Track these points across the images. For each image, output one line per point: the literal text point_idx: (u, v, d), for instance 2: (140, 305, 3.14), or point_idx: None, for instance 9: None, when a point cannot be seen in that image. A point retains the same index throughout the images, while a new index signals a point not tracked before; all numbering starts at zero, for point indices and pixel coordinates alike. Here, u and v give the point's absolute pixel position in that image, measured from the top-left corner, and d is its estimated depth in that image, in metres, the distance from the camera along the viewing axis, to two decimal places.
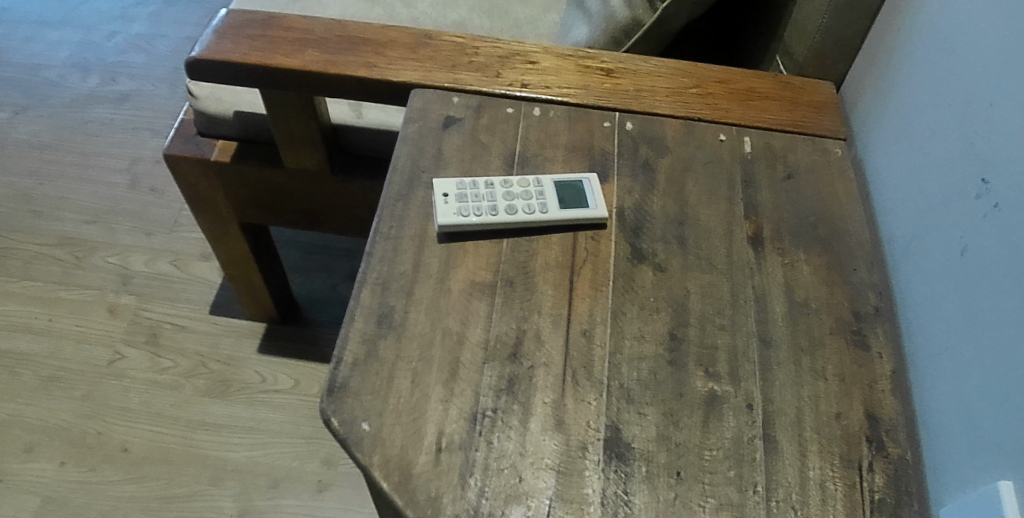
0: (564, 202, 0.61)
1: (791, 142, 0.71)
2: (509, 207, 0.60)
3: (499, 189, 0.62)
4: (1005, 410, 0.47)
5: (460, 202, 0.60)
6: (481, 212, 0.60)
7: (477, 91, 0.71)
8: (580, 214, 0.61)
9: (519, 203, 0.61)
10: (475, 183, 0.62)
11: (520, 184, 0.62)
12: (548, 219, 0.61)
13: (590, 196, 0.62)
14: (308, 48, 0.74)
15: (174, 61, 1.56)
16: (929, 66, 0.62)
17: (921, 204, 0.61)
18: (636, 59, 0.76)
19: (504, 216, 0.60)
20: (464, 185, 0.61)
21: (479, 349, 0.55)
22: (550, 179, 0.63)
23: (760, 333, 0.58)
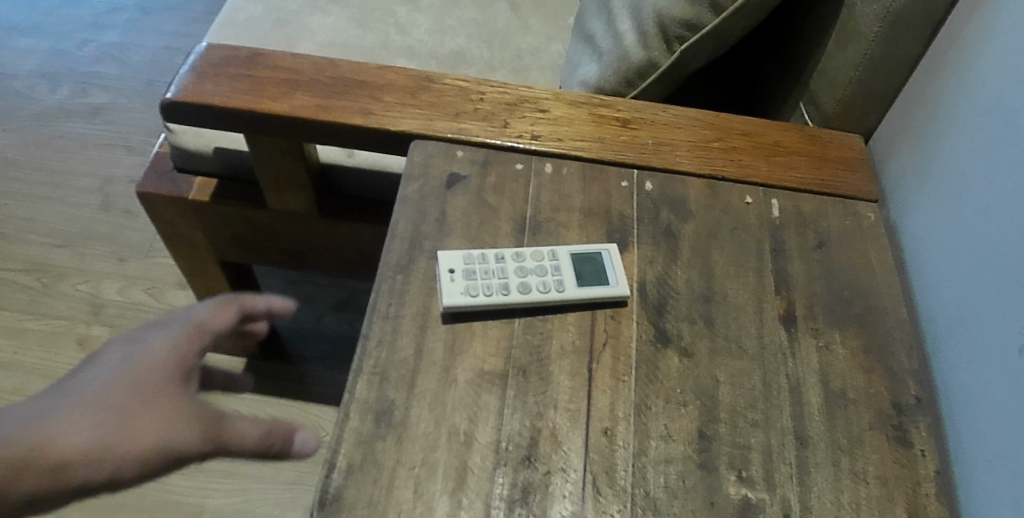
0: (581, 279, 0.56)
1: (822, 205, 0.65)
2: (522, 285, 0.55)
3: (511, 264, 0.56)
4: None
5: (468, 280, 0.54)
6: (492, 291, 0.54)
7: (483, 144, 0.65)
8: (600, 293, 0.56)
9: (533, 279, 0.55)
10: (484, 256, 0.57)
11: (534, 256, 0.57)
12: (564, 297, 0.55)
13: (610, 271, 0.57)
14: (297, 91, 0.68)
15: (150, 72, 1.48)
16: (980, 131, 0.56)
17: (969, 285, 0.56)
18: (654, 108, 0.70)
19: (518, 295, 0.55)
20: (472, 260, 0.56)
21: (489, 452, 0.49)
22: (566, 252, 0.57)
23: (796, 429, 0.53)
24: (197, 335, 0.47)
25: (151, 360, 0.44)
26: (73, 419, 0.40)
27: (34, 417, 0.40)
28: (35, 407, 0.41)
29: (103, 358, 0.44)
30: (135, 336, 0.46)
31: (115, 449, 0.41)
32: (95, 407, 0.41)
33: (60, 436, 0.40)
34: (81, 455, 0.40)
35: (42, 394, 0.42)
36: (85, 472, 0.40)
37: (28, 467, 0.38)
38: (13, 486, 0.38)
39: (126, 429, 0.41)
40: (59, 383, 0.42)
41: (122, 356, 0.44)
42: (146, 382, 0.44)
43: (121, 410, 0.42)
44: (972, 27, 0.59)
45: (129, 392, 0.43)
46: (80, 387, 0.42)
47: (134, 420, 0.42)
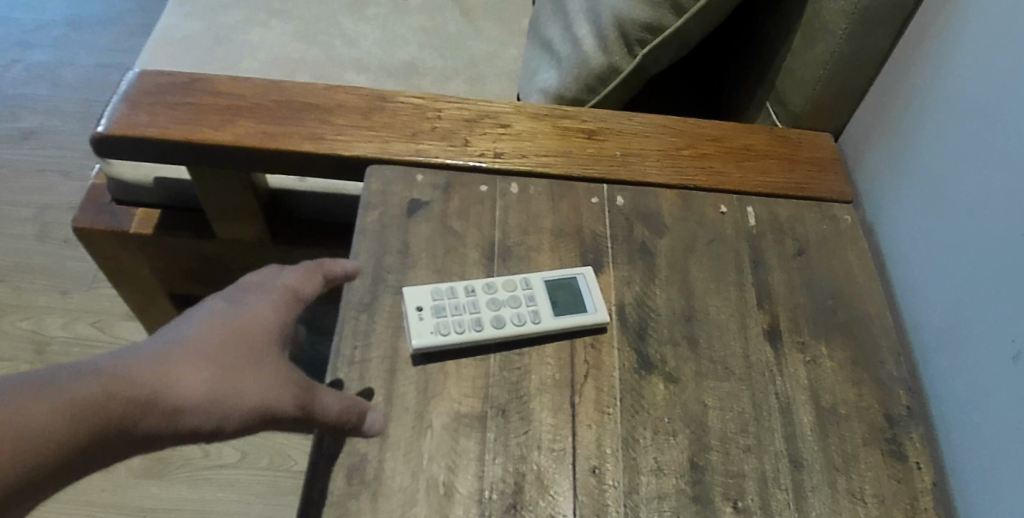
0: (557, 308, 0.53)
1: (798, 210, 0.63)
2: (495, 319, 0.52)
3: (482, 296, 0.53)
4: None
5: (438, 317, 0.51)
6: (464, 328, 0.51)
7: (444, 165, 0.61)
8: (578, 321, 0.53)
9: (507, 312, 0.52)
10: (453, 289, 0.53)
11: (506, 286, 0.54)
12: (540, 329, 0.52)
13: (587, 297, 0.54)
14: (240, 117, 0.63)
15: (83, 91, 1.40)
16: (961, 131, 0.55)
17: (957, 289, 0.54)
18: (619, 116, 0.67)
19: (491, 331, 0.51)
20: (440, 295, 0.52)
21: (472, 503, 0.46)
22: (540, 278, 0.54)
23: (789, 451, 0.51)
24: (294, 296, 0.49)
25: (255, 316, 0.46)
26: (188, 363, 0.41)
27: (153, 357, 0.41)
28: (150, 351, 0.41)
29: (209, 309, 0.46)
30: (238, 294, 0.48)
31: (224, 398, 0.41)
32: (208, 351, 0.42)
33: (176, 379, 0.40)
34: (195, 401, 0.40)
35: (159, 337, 0.43)
36: (195, 418, 0.40)
37: (150, 406, 0.39)
38: (136, 422, 0.38)
39: (233, 379, 0.42)
40: (171, 329, 0.44)
41: (227, 310, 0.46)
42: (251, 337, 0.45)
43: (231, 359, 0.43)
44: (944, 23, 0.57)
45: (236, 342, 0.44)
46: (193, 331, 0.43)
47: (240, 373, 0.43)
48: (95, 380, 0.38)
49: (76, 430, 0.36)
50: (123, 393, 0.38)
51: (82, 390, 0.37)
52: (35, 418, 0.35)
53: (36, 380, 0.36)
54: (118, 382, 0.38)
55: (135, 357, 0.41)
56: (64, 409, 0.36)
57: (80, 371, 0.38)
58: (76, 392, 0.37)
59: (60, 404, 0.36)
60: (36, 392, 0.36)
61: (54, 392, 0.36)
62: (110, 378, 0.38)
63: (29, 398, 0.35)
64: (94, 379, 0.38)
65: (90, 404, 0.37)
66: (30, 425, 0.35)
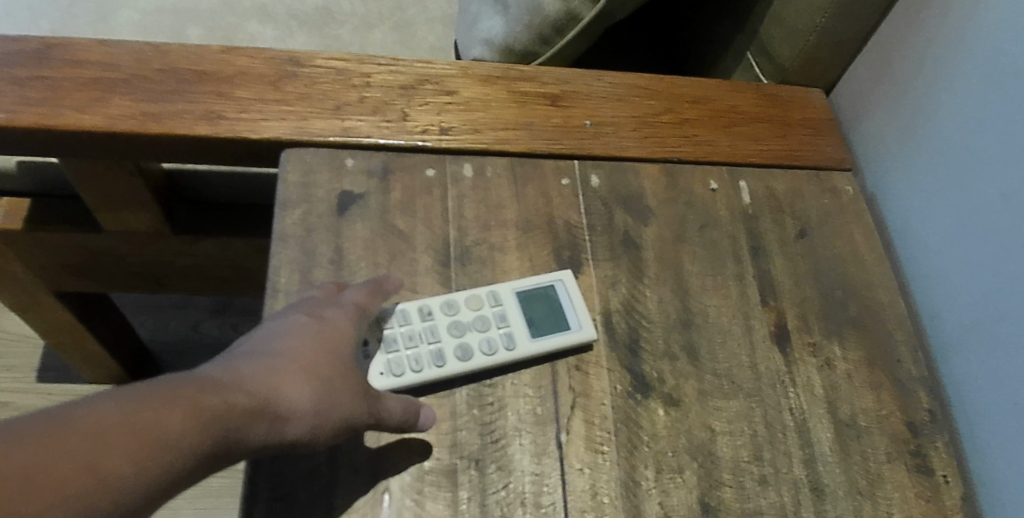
0: (535, 330, 0.44)
1: (795, 183, 0.55)
2: (460, 349, 0.43)
3: (441, 320, 0.43)
4: None
5: (388, 355, 0.42)
6: (421, 366, 0.42)
7: (380, 146, 0.50)
8: (560, 342, 0.44)
9: (474, 338, 0.43)
10: (404, 313, 0.43)
11: (470, 303, 0.44)
12: (515, 356, 0.43)
13: (569, 311, 0.45)
14: (113, 93, 0.49)
15: None
16: (991, 94, 0.47)
17: (981, 278, 0.47)
18: (585, 76, 0.56)
19: (457, 364, 0.42)
20: (389, 323, 0.43)
21: None
22: (510, 291, 0.45)
23: (809, 478, 0.44)
24: (370, 300, 0.41)
25: (344, 319, 0.38)
26: (291, 368, 0.33)
27: (253, 362, 0.33)
28: (246, 356, 0.33)
29: (291, 312, 0.37)
30: (316, 297, 0.39)
31: (329, 410, 0.34)
32: (308, 354, 0.35)
33: (284, 386, 0.33)
34: (301, 410, 0.33)
35: (242, 345, 0.35)
36: (300, 430, 0.33)
37: (262, 418, 0.31)
38: (250, 434, 0.30)
39: (337, 388, 0.35)
40: (258, 335, 0.35)
41: (313, 312, 0.37)
42: (345, 342, 0.37)
43: (331, 367, 0.35)
44: None
45: (334, 346, 0.36)
46: (286, 335, 0.35)
47: (343, 382, 0.35)
48: (207, 387, 0.30)
49: (196, 446, 0.28)
50: (235, 401, 0.30)
51: (199, 399, 0.29)
52: (158, 431, 0.27)
53: (144, 389, 0.28)
54: (230, 391, 0.30)
55: (232, 364, 0.32)
56: (185, 420, 0.28)
57: (184, 378, 0.30)
58: (194, 400, 0.29)
59: (181, 413, 0.28)
60: (148, 401, 0.27)
61: (169, 399, 0.28)
62: (219, 387, 0.30)
63: (150, 407, 0.27)
64: (205, 387, 0.30)
65: (210, 414, 0.29)
66: (149, 438, 0.26)
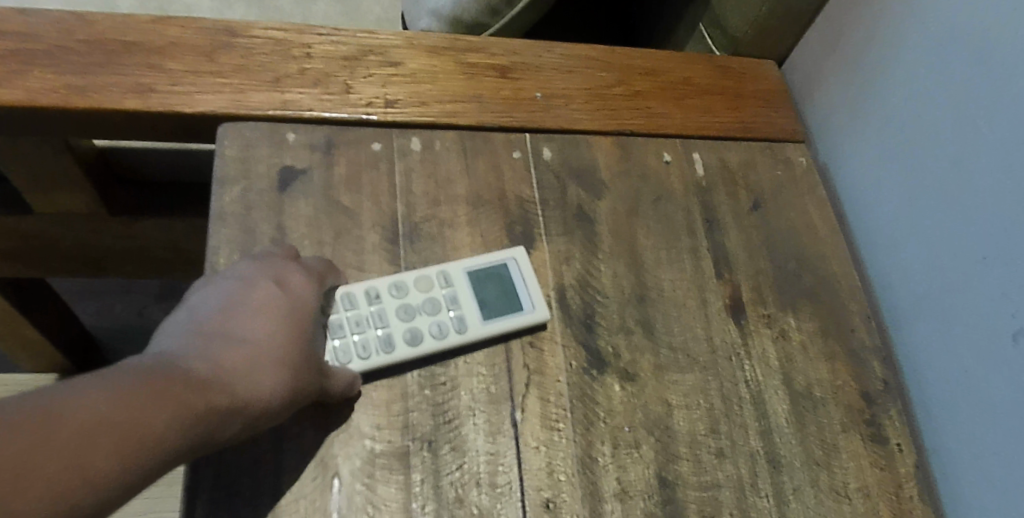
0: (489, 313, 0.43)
1: (748, 155, 0.55)
2: (408, 334, 0.41)
3: (388, 303, 0.42)
4: None
5: (332, 343, 0.40)
6: (368, 353, 0.40)
7: (323, 120, 0.48)
8: (511, 324, 0.43)
9: (424, 322, 0.42)
10: (348, 296, 0.42)
11: (419, 285, 0.43)
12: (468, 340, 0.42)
13: (521, 292, 0.44)
14: (32, 65, 0.46)
15: None
16: (940, 64, 0.47)
17: (932, 249, 0.48)
18: (535, 47, 0.55)
19: (406, 349, 0.41)
20: (332, 309, 0.41)
21: None
22: (460, 271, 0.44)
23: (765, 449, 0.44)
24: (322, 271, 0.40)
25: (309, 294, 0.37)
26: (270, 355, 0.33)
27: (232, 348, 0.32)
28: (221, 338, 0.32)
29: (257, 280, 0.36)
30: (278, 262, 0.38)
31: (300, 394, 0.34)
32: (284, 339, 0.34)
33: (264, 374, 0.32)
34: (280, 394, 0.32)
35: (212, 317, 0.33)
36: (275, 414, 0.33)
37: (244, 403, 0.31)
38: (233, 421, 0.30)
39: (307, 371, 0.34)
40: (227, 307, 0.34)
41: (279, 280, 0.36)
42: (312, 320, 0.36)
43: (303, 352, 0.35)
44: None
45: (304, 323, 0.36)
46: (259, 312, 0.34)
47: (311, 365, 0.35)
48: (190, 373, 0.29)
49: (180, 446, 0.27)
50: (218, 388, 0.30)
51: (184, 388, 0.28)
52: (147, 423, 0.26)
53: (128, 385, 0.27)
54: (215, 378, 0.30)
55: (210, 347, 0.31)
56: (172, 410, 0.27)
57: (165, 369, 0.28)
58: (179, 388, 0.28)
59: (168, 415, 0.27)
60: (135, 398, 0.26)
61: (156, 398, 0.27)
62: (205, 374, 0.30)
63: (138, 396, 0.26)
64: (190, 382, 0.29)
65: (196, 404, 0.28)
66: (138, 442, 0.26)
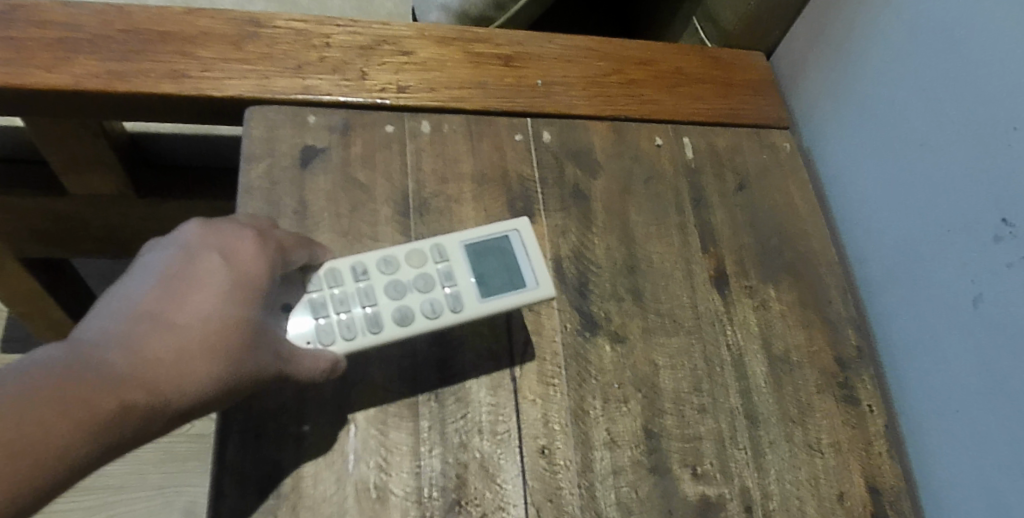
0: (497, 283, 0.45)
1: (735, 140, 0.59)
2: (403, 309, 0.43)
3: (379, 281, 0.44)
4: None
5: (330, 318, 0.42)
6: (367, 326, 0.42)
7: (341, 104, 0.52)
8: (516, 298, 0.44)
9: (417, 297, 0.44)
10: (336, 273, 0.44)
11: (410, 263, 0.45)
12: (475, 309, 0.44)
13: (525, 268, 0.45)
14: (78, 53, 0.50)
15: None
16: (909, 54, 0.51)
17: (905, 228, 0.51)
18: (537, 38, 0.59)
19: (402, 323, 0.43)
20: (325, 286, 0.43)
21: (409, 506, 0.40)
22: (453, 247, 0.46)
23: (745, 407, 0.48)
24: (283, 242, 0.41)
25: (255, 271, 0.38)
26: (197, 347, 0.35)
27: (156, 343, 0.34)
28: (149, 330, 0.34)
29: (203, 256, 0.37)
30: (225, 234, 0.39)
31: (237, 380, 0.36)
32: (215, 329, 0.35)
33: (189, 368, 0.34)
34: (209, 385, 0.35)
35: (144, 305, 0.35)
36: (208, 401, 0.35)
37: (167, 401, 0.33)
38: (155, 419, 0.33)
39: (246, 357, 0.36)
40: (160, 294, 0.36)
41: (226, 253, 0.38)
42: (255, 301, 0.38)
43: (239, 339, 0.36)
44: None
45: (247, 304, 0.37)
46: (192, 299, 0.36)
47: (251, 350, 0.37)
48: (107, 379, 0.32)
49: (86, 452, 0.30)
50: (136, 393, 0.32)
51: (96, 398, 0.31)
52: (51, 440, 0.29)
53: (35, 399, 0.29)
54: (133, 381, 0.32)
55: (136, 343, 0.33)
56: (77, 425, 0.30)
57: (80, 374, 0.31)
58: (89, 400, 0.30)
59: (72, 426, 0.30)
60: (37, 414, 0.29)
61: (61, 409, 0.30)
62: (123, 377, 0.32)
63: (45, 412, 0.29)
64: (102, 386, 0.31)
65: (108, 413, 0.31)
66: (43, 454, 0.29)
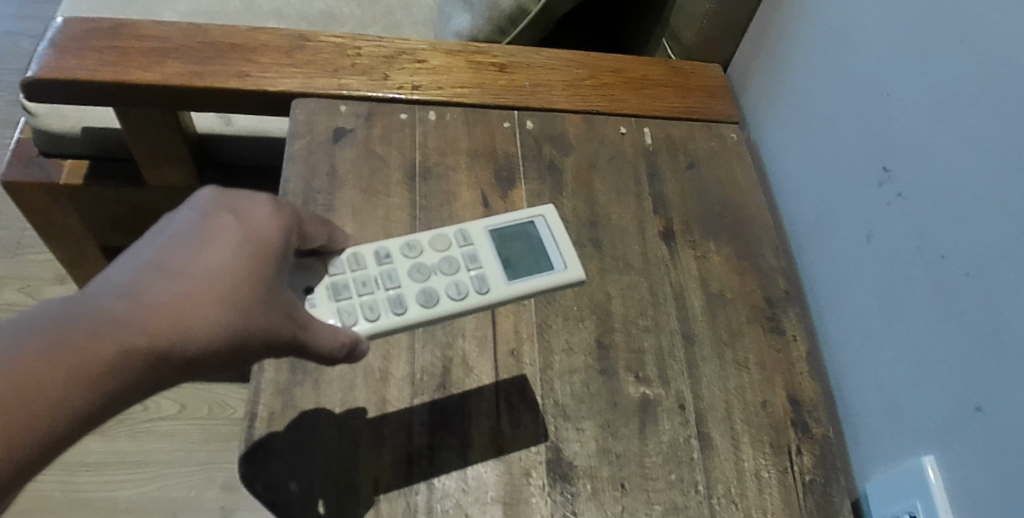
0: (525, 267, 0.54)
1: (689, 131, 0.71)
2: (431, 290, 0.52)
3: (403, 266, 0.53)
4: (934, 385, 0.49)
5: (366, 297, 0.50)
6: (402, 304, 0.51)
7: (366, 97, 0.66)
8: (548, 279, 0.53)
9: (442, 281, 0.52)
10: (360, 259, 0.52)
11: (432, 253, 0.54)
12: (503, 290, 0.52)
13: (554, 256, 0.54)
14: (167, 58, 0.65)
15: None
16: (817, 51, 0.63)
17: (821, 193, 0.62)
18: (527, 52, 0.73)
19: (433, 301, 0.51)
20: (355, 272, 0.51)
21: (405, 384, 0.52)
22: (477, 239, 0.55)
23: (683, 330, 0.58)
24: (295, 213, 0.46)
25: (261, 234, 0.42)
26: (203, 296, 0.37)
27: (164, 291, 0.36)
28: (158, 280, 0.37)
29: (216, 218, 0.41)
30: (236, 201, 0.43)
31: (240, 332, 0.39)
32: (221, 281, 0.38)
33: (196, 315, 0.37)
34: (213, 332, 0.37)
35: (153, 260, 0.38)
36: (214, 350, 0.38)
37: (171, 345, 0.36)
38: (159, 364, 0.35)
39: (250, 313, 0.39)
40: (171, 247, 0.39)
41: (238, 217, 0.42)
42: (260, 259, 0.41)
43: (243, 293, 0.39)
44: None
45: (254, 263, 0.41)
46: (200, 253, 0.39)
47: (254, 306, 0.40)
48: (113, 322, 0.34)
49: (87, 392, 0.33)
50: (140, 336, 0.35)
51: (99, 343, 0.33)
52: (53, 381, 0.32)
53: (41, 342, 0.32)
54: (137, 326, 0.35)
55: (144, 290, 0.36)
56: (78, 368, 0.32)
57: (86, 318, 0.34)
58: (92, 342, 0.33)
59: (73, 367, 0.32)
60: (43, 356, 0.32)
61: (68, 351, 0.32)
62: (128, 322, 0.35)
63: (51, 353, 0.32)
64: (109, 330, 0.34)
65: (110, 356, 0.33)
66: (45, 394, 0.31)
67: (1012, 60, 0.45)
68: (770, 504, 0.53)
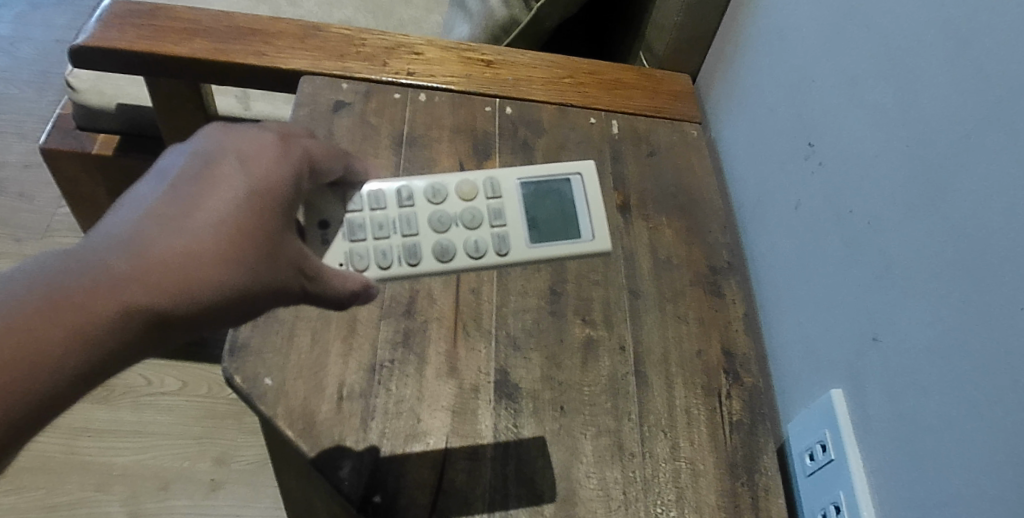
0: (549, 232, 0.58)
1: (653, 125, 0.79)
2: (450, 243, 0.56)
3: (424, 213, 0.57)
4: (841, 321, 0.57)
5: (381, 244, 0.55)
6: (418, 257, 0.55)
7: (365, 79, 0.75)
8: (575, 247, 0.58)
9: (463, 237, 0.57)
10: (380, 198, 0.56)
11: (456, 204, 0.57)
12: (522, 252, 0.57)
13: (584, 227, 0.59)
14: (197, 37, 0.75)
15: (27, 52, 1.45)
16: (762, 53, 0.72)
17: (764, 176, 0.70)
18: (514, 51, 0.81)
19: (451, 257, 0.56)
20: (375, 213, 0.56)
21: (375, 308, 0.59)
22: (506, 191, 0.58)
23: (630, 286, 0.65)
24: (305, 154, 0.47)
25: (266, 181, 0.42)
26: (206, 254, 0.39)
27: (165, 248, 0.38)
28: (158, 235, 0.38)
29: (220, 164, 0.42)
30: (242, 143, 0.43)
31: (242, 289, 0.40)
32: (223, 236, 0.39)
33: (198, 273, 0.38)
34: (215, 289, 0.39)
35: (154, 210, 0.39)
36: (217, 307, 0.39)
37: (173, 305, 0.37)
38: (160, 322, 0.37)
39: (254, 268, 0.40)
40: (174, 198, 0.40)
41: (244, 162, 0.42)
42: (267, 206, 0.42)
43: (247, 249, 0.40)
44: None
45: (259, 216, 0.41)
46: (202, 204, 0.40)
47: (259, 261, 0.41)
48: (112, 286, 0.36)
49: (87, 353, 0.35)
50: (138, 297, 0.36)
51: (99, 306, 0.35)
52: (53, 343, 0.34)
53: (43, 304, 0.34)
54: (138, 289, 0.37)
55: (145, 245, 0.37)
56: (78, 331, 0.35)
57: (87, 281, 0.36)
58: (91, 306, 0.35)
59: (70, 332, 0.35)
60: (42, 319, 0.34)
61: (64, 314, 0.35)
62: (128, 284, 0.36)
63: (52, 319, 0.34)
64: (108, 291, 0.36)
65: (109, 318, 0.36)
66: (46, 356, 0.34)
67: (897, 38, 0.53)
68: (697, 436, 0.58)
